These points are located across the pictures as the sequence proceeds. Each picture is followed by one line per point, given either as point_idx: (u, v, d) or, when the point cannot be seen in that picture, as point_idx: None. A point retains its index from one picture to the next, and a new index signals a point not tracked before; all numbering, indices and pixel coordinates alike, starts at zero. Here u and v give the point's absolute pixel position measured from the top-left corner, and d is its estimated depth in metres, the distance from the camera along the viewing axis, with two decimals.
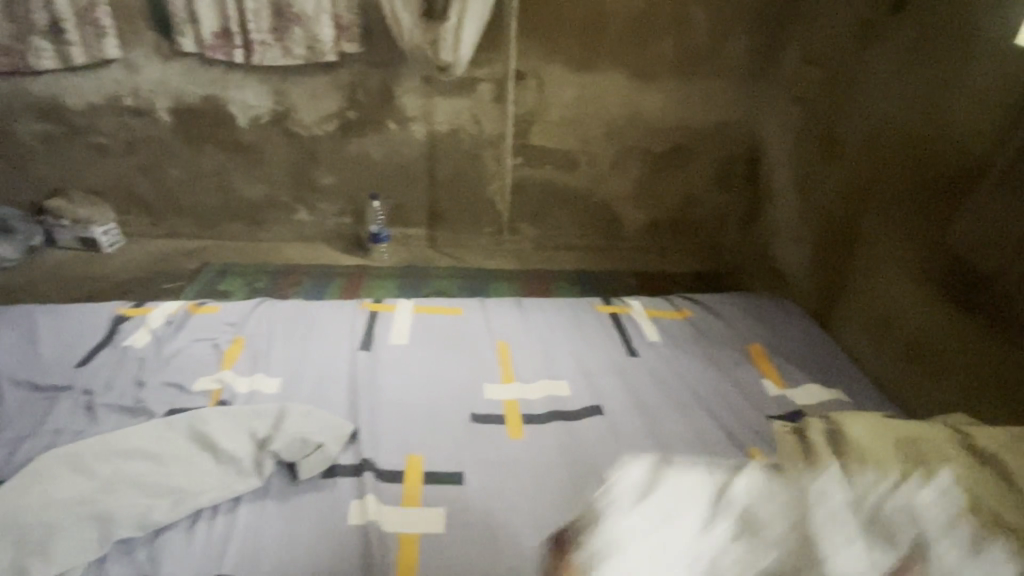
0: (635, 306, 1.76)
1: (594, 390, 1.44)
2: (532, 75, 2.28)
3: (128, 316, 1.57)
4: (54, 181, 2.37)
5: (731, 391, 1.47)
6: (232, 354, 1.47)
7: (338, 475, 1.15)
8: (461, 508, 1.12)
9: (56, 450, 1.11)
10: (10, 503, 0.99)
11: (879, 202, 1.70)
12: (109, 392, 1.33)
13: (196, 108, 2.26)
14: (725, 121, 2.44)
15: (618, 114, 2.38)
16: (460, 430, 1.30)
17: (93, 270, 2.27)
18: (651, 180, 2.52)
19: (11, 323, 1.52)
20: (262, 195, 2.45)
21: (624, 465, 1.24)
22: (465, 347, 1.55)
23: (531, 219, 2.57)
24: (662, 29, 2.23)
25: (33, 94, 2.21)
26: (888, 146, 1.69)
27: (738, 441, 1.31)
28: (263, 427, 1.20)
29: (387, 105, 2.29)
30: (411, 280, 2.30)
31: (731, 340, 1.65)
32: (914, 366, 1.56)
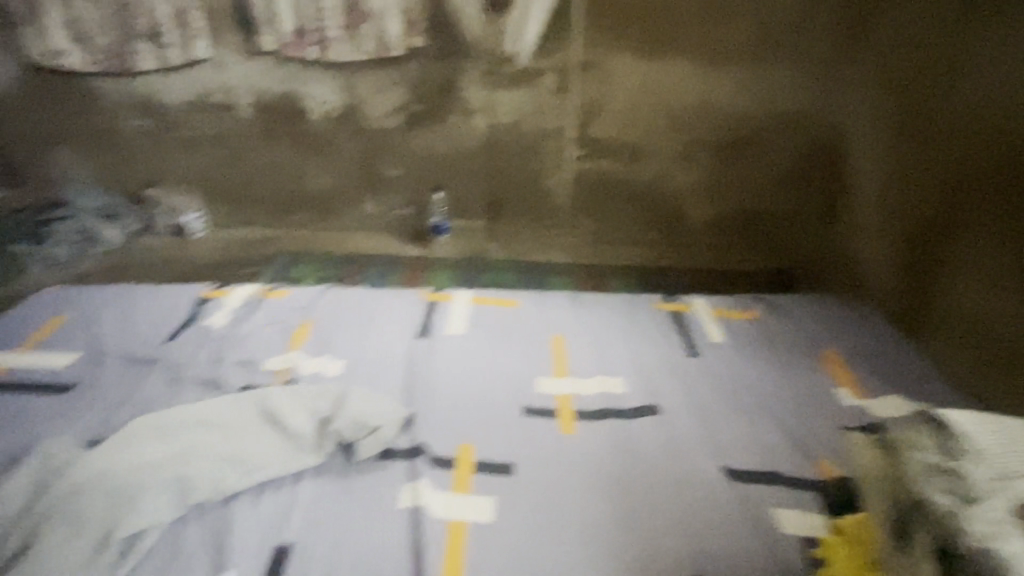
0: (697, 305, 1.70)
1: (651, 390, 1.39)
2: (598, 65, 2.23)
3: (209, 298, 1.69)
4: (146, 173, 2.56)
5: (800, 399, 1.37)
6: (299, 337, 1.55)
7: (393, 458, 1.19)
8: (511, 501, 1.12)
9: (146, 416, 1.21)
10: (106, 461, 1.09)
11: (1008, 200, 1.60)
12: (191, 366, 1.44)
13: (274, 104, 2.39)
14: (801, 112, 2.29)
15: (684, 104, 2.28)
16: (511, 422, 1.30)
17: (183, 255, 2.46)
18: (718, 175, 2.37)
19: (110, 302, 1.67)
20: (331, 186, 2.54)
21: (678, 468, 1.19)
22: (520, 340, 1.55)
23: (588, 213, 2.47)
24: (734, 14, 2.15)
25: (134, 92, 2.41)
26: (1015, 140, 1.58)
27: (806, 452, 1.23)
28: (325, 407, 1.25)
29: (450, 97, 2.32)
30: (470, 272, 2.32)
31: (801, 344, 1.55)
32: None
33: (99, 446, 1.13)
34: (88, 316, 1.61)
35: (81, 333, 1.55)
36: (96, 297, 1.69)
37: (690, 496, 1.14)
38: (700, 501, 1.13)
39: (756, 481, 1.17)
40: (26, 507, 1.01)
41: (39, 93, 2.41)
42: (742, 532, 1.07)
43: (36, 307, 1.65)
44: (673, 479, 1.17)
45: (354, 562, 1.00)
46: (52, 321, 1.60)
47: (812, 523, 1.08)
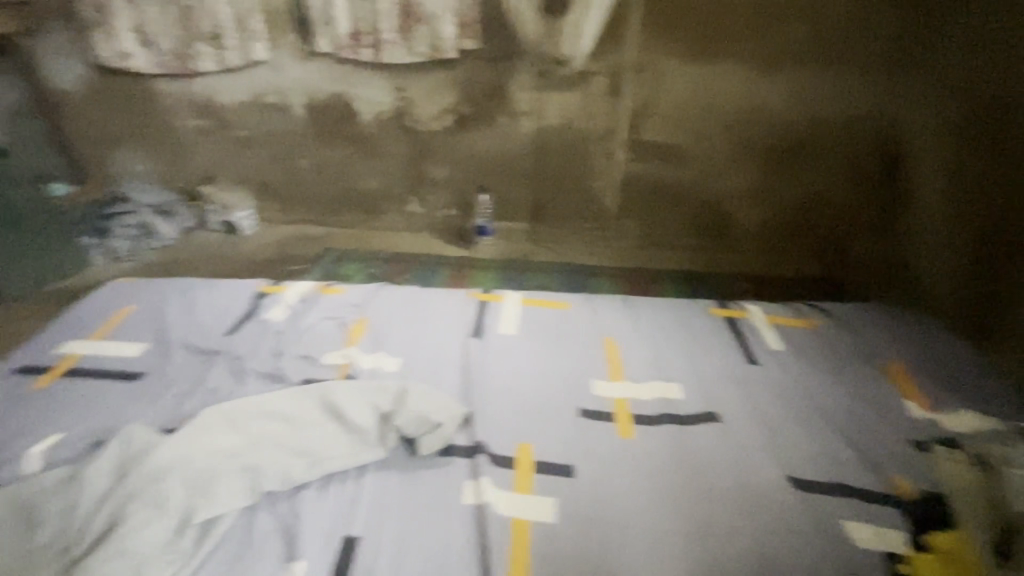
0: (752, 311, 1.67)
1: (709, 396, 1.38)
2: (650, 67, 2.22)
3: (268, 293, 1.74)
4: (204, 170, 2.67)
5: (864, 409, 1.34)
6: (356, 333, 1.58)
7: (454, 455, 1.20)
8: (573, 503, 1.11)
9: (215, 406, 1.24)
10: (182, 447, 1.12)
11: None
12: (254, 359, 1.48)
13: (327, 105, 2.45)
14: (861, 115, 2.24)
15: (738, 107, 2.25)
16: (569, 424, 1.30)
17: (235, 250, 2.54)
18: (770, 178, 2.36)
19: (175, 294, 1.73)
20: (379, 186, 2.60)
21: (742, 476, 1.17)
22: (574, 341, 1.55)
23: (636, 217, 2.50)
24: (795, 14, 2.09)
25: (194, 93, 2.50)
26: None
27: (876, 465, 1.20)
28: (386, 403, 1.27)
29: (500, 99, 2.34)
30: (515, 273, 2.33)
31: (864, 353, 1.51)
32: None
33: (174, 432, 1.17)
34: (154, 307, 1.67)
35: (149, 323, 1.61)
36: (161, 289, 1.75)
37: (755, 505, 1.11)
38: (766, 511, 1.10)
39: (824, 492, 1.14)
40: (109, 490, 1.05)
41: (106, 92, 2.52)
42: (812, 544, 1.04)
43: (104, 299, 1.71)
44: (737, 487, 1.15)
45: (420, 558, 1.01)
46: (120, 312, 1.65)
47: (886, 539, 1.05)
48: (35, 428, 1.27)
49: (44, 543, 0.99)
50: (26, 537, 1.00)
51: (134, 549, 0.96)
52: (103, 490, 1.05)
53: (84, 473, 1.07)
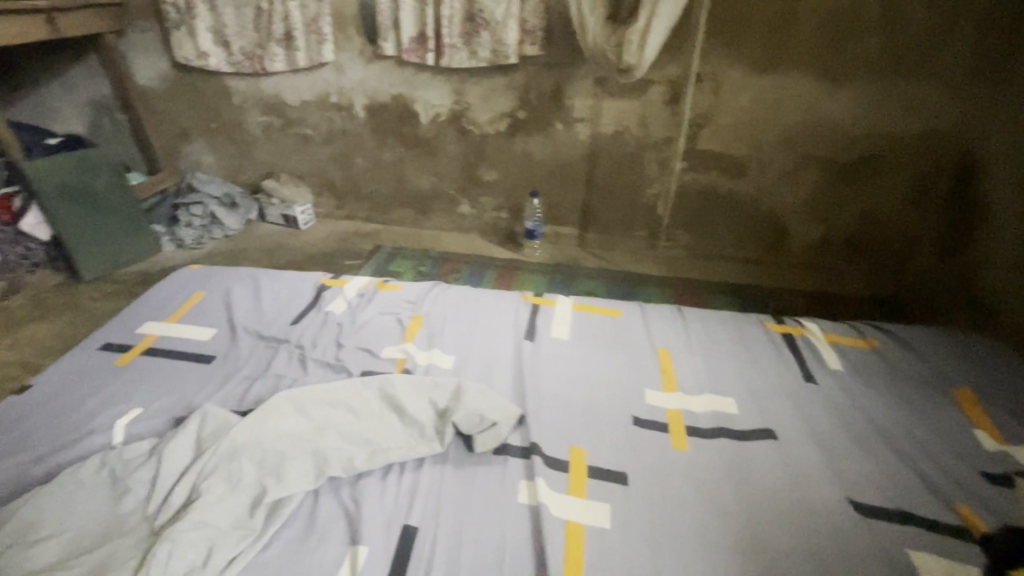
0: (810, 328, 1.64)
1: (765, 412, 1.36)
2: (710, 77, 2.20)
3: (328, 286, 1.81)
4: (268, 165, 2.79)
5: (928, 434, 1.30)
6: (412, 329, 1.62)
7: (508, 454, 1.23)
8: (626, 509, 1.12)
9: (283, 392, 1.30)
10: (254, 428, 1.18)
11: None
12: (316, 348, 1.55)
13: (387, 106, 2.52)
14: (933, 131, 2.17)
15: (800, 121, 2.23)
16: (620, 430, 1.30)
17: (292, 243, 2.64)
18: (831, 193, 2.34)
19: (242, 282, 1.82)
20: (433, 187, 2.67)
21: (798, 495, 1.15)
22: (627, 349, 1.55)
23: (688, 227, 2.51)
24: (867, 27, 2.03)
25: (263, 91, 2.61)
26: None
27: (942, 494, 1.15)
28: (442, 400, 1.30)
29: (557, 105, 2.36)
30: (562, 277, 2.35)
31: (929, 378, 1.46)
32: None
33: (246, 414, 1.23)
34: (223, 294, 1.76)
35: (218, 309, 1.70)
36: (229, 276, 1.85)
37: (814, 526, 1.09)
38: (823, 533, 1.08)
39: (886, 517, 1.11)
40: (189, 465, 1.12)
41: (183, 88, 2.67)
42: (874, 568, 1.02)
43: (177, 284, 1.82)
44: (794, 506, 1.13)
45: (475, 551, 1.03)
46: (192, 297, 1.75)
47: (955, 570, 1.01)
48: (117, 401, 1.36)
49: (129, 510, 1.06)
50: (113, 502, 1.07)
51: (211, 522, 1.02)
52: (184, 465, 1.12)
53: (165, 447, 1.14)
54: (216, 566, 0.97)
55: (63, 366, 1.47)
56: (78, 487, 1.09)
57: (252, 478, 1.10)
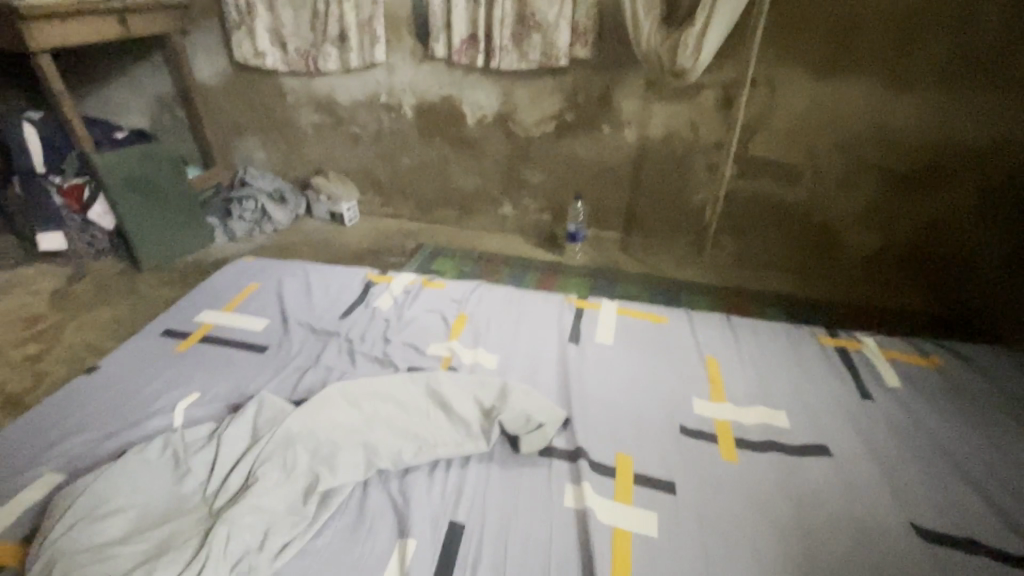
0: (866, 343, 1.58)
1: (818, 428, 1.31)
2: (766, 81, 2.15)
3: (375, 281, 1.84)
4: (317, 162, 2.87)
5: (997, 460, 1.23)
6: (457, 327, 1.63)
7: (553, 457, 1.23)
8: (674, 519, 1.10)
9: (333, 384, 1.33)
10: (308, 416, 1.22)
11: None
12: (364, 342, 1.58)
13: (435, 106, 2.56)
14: (1004, 143, 2.06)
15: (860, 129, 2.15)
16: (667, 438, 1.28)
17: (338, 238, 2.71)
18: (889, 204, 2.25)
19: (293, 275, 1.87)
20: (476, 187, 2.69)
21: (857, 516, 1.11)
22: (673, 356, 1.53)
23: (735, 235, 2.46)
24: (936, 32, 1.94)
25: (315, 90, 2.68)
26: None
27: (1014, 525, 1.09)
28: (487, 399, 1.30)
29: (605, 108, 2.35)
30: (603, 281, 2.33)
31: (996, 400, 1.39)
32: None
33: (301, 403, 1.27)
34: (275, 286, 1.81)
35: (271, 300, 1.75)
36: (281, 269, 1.90)
37: (872, 550, 1.05)
38: (883, 556, 1.04)
39: (953, 545, 1.06)
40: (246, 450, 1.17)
41: (241, 86, 2.76)
42: None
43: (232, 275, 1.88)
44: (850, 526, 1.09)
45: (521, 552, 1.03)
46: (246, 288, 1.81)
47: None
48: (177, 385, 1.42)
49: (191, 492, 1.10)
50: (176, 483, 1.12)
51: (267, 506, 1.06)
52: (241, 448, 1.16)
53: (224, 432, 1.19)
54: (271, 551, 1.00)
55: (128, 349, 1.55)
56: (144, 466, 1.14)
57: (305, 466, 1.13)
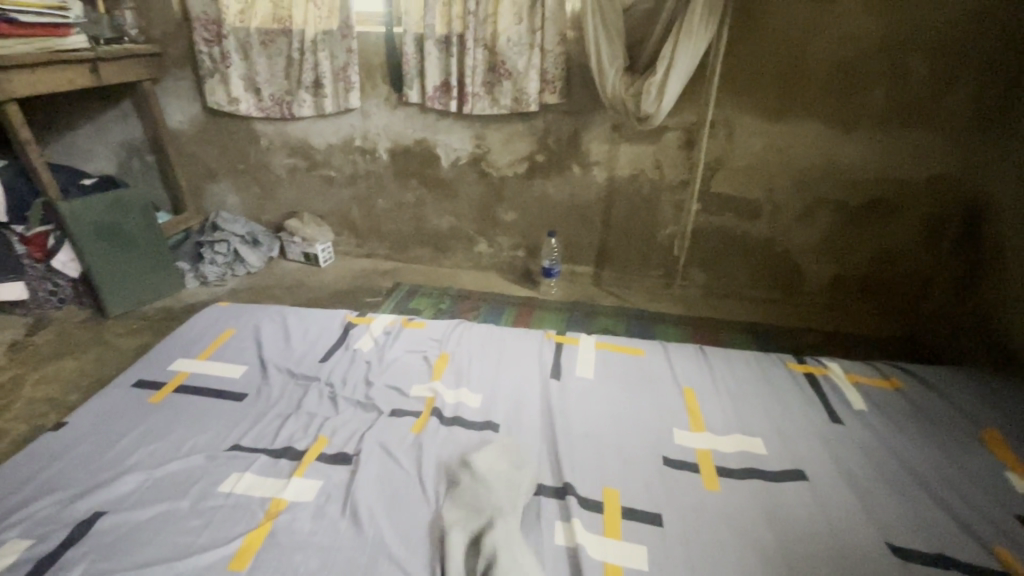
0: (832, 368, 1.66)
1: (794, 453, 1.36)
2: (723, 124, 2.30)
3: (355, 323, 1.84)
4: (291, 204, 2.88)
5: (963, 477, 1.29)
6: (439, 367, 1.64)
7: (542, 494, 1.24)
8: (662, 551, 1.12)
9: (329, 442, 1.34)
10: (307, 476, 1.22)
11: None
12: (346, 385, 1.57)
13: (409, 149, 2.62)
14: (942, 177, 2.24)
15: (812, 165, 2.30)
16: (653, 470, 1.31)
17: (313, 280, 2.70)
18: (844, 234, 2.39)
19: (271, 319, 1.85)
20: (450, 226, 2.74)
21: (837, 540, 1.15)
22: (652, 388, 1.57)
23: (702, 267, 2.57)
24: (873, 78, 2.13)
25: (289, 135, 2.72)
26: None
27: (980, 538, 1.15)
28: (449, 460, 1.32)
29: (574, 150, 2.46)
30: (579, 315, 2.38)
31: (955, 419, 1.47)
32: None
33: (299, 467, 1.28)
34: (252, 332, 1.79)
35: (248, 346, 1.73)
36: (258, 314, 1.88)
37: (850, 569, 1.09)
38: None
39: (928, 563, 1.10)
40: (240, 517, 1.17)
41: (213, 131, 2.77)
42: None
43: (206, 322, 1.85)
44: (832, 550, 1.13)
45: None
46: (221, 334, 1.78)
47: None
48: (152, 438, 1.38)
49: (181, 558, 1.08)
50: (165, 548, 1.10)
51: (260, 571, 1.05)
52: (236, 513, 1.18)
53: (225, 501, 1.20)
54: None
55: (96, 403, 1.49)
56: (131, 538, 1.13)
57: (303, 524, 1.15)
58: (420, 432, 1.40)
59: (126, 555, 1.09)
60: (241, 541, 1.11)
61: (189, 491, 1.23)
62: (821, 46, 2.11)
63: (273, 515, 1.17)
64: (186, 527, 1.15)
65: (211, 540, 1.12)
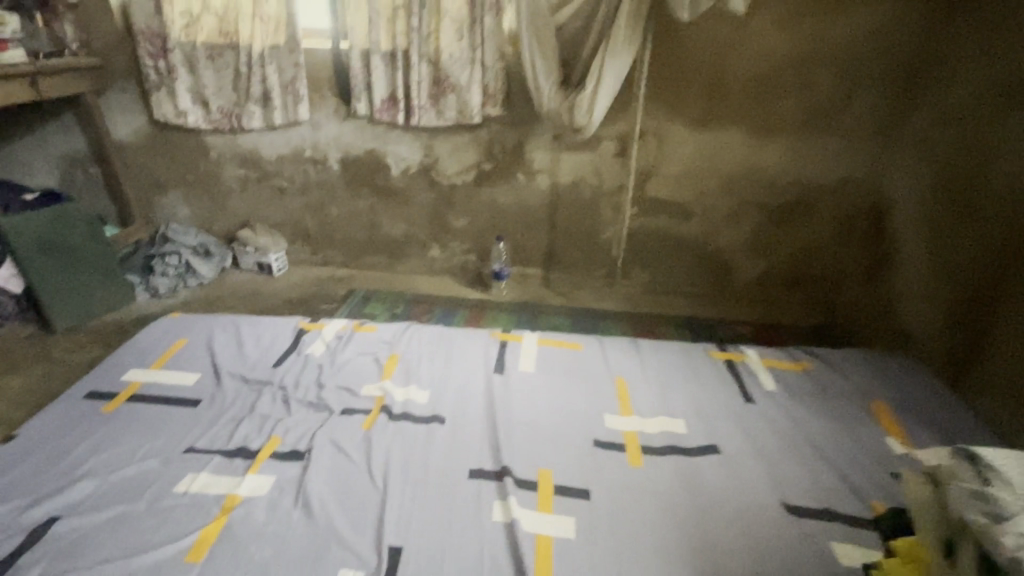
0: (749, 354, 1.84)
1: (709, 431, 1.52)
2: (654, 133, 2.48)
3: (307, 329, 1.91)
4: (243, 215, 2.91)
5: (851, 443, 1.48)
6: (389, 367, 1.73)
7: (482, 478, 1.35)
8: (588, 522, 1.25)
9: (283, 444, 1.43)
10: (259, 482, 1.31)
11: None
12: (298, 388, 1.64)
13: (360, 159, 2.70)
14: (850, 179, 2.48)
15: (737, 170, 2.51)
16: (584, 452, 1.44)
17: (267, 289, 2.73)
18: (769, 232, 2.61)
19: (224, 327, 1.91)
20: (404, 232, 2.83)
21: (741, 503, 1.31)
22: (588, 379, 1.71)
23: (641, 265, 2.74)
24: (787, 90, 2.35)
25: (240, 147, 2.75)
26: None
27: (860, 493, 1.33)
28: (397, 452, 1.41)
29: (518, 159, 2.59)
30: (528, 314, 2.51)
31: (850, 394, 1.66)
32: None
33: (253, 466, 1.36)
34: (205, 341, 1.84)
35: (201, 355, 1.78)
36: (211, 323, 1.93)
37: (750, 526, 1.25)
38: (762, 533, 1.23)
39: (816, 517, 1.27)
40: (198, 514, 1.24)
41: (161, 143, 2.78)
42: (804, 561, 1.17)
43: (159, 332, 1.89)
44: (736, 512, 1.28)
45: (456, 570, 1.13)
46: (174, 344, 1.82)
47: (871, 557, 1.17)
48: (106, 446, 1.42)
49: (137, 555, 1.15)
50: (123, 546, 1.16)
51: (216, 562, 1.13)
52: (191, 511, 1.24)
53: (181, 500, 1.27)
54: None
55: (47, 416, 1.52)
56: (89, 539, 1.18)
57: (258, 518, 1.23)
58: (369, 428, 1.49)
59: (84, 556, 1.14)
60: (197, 535, 1.19)
61: (145, 493, 1.29)
62: (739, 61, 2.32)
63: (227, 510, 1.24)
64: (143, 527, 1.21)
65: (167, 537, 1.18)
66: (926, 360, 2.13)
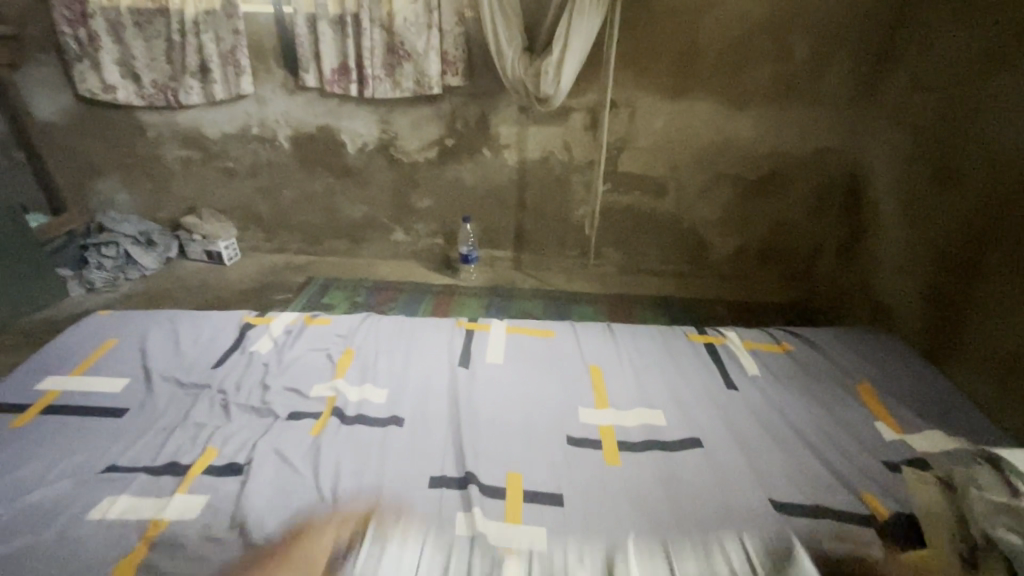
0: (730, 337, 1.73)
1: (690, 422, 1.42)
2: (626, 104, 2.33)
3: (253, 324, 1.74)
4: (188, 200, 2.67)
5: (838, 430, 1.40)
6: (343, 364, 1.58)
7: (444, 486, 1.22)
8: (560, 530, 1.14)
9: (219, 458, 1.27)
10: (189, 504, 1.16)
11: (1000, 243, 1.70)
12: (240, 392, 1.48)
13: (313, 136, 2.49)
14: (824, 149, 2.39)
15: (709, 142, 2.38)
16: (556, 451, 1.32)
17: (217, 280, 2.52)
18: (743, 207, 2.50)
19: (160, 325, 1.72)
20: (364, 215, 2.64)
21: (723, 501, 1.21)
22: (560, 369, 1.58)
23: (616, 244, 2.61)
24: (759, 57, 2.22)
25: (179, 125, 2.51)
26: (1009, 179, 1.67)
27: (850, 484, 1.24)
28: (348, 460, 1.27)
29: (483, 133, 2.42)
30: (498, 299, 2.37)
31: (835, 376, 1.57)
32: (1015, 385, 1.63)
33: (183, 486, 1.20)
34: (137, 341, 1.65)
35: (131, 358, 1.59)
36: (144, 321, 1.74)
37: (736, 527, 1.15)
38: (749, 534, 1.13)
39: (804, 514, 1.17)
40: (115, 543, 1.08)
41: (90, 123, 2.52)
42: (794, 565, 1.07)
43: (84, 333, 1.69)
44: (720, 512, 1.18)
45: None
46: (102, 346, 1.63)
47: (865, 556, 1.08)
48: (12, 468, 1.24)
49: None
50: None
51: None
52: (107, 540, 1.08)
53: (97, 528, 1.11)
54: None
55: None
56: None
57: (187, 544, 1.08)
58: (319, 434, 1.35)
59: None
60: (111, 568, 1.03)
61: (52, 521, 1.12)
62: (710, 25, 2.18)
63: (149, 537, 1.09)
64: (48, 561, 1.05)
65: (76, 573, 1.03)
66: (902, 335, 2.07)
